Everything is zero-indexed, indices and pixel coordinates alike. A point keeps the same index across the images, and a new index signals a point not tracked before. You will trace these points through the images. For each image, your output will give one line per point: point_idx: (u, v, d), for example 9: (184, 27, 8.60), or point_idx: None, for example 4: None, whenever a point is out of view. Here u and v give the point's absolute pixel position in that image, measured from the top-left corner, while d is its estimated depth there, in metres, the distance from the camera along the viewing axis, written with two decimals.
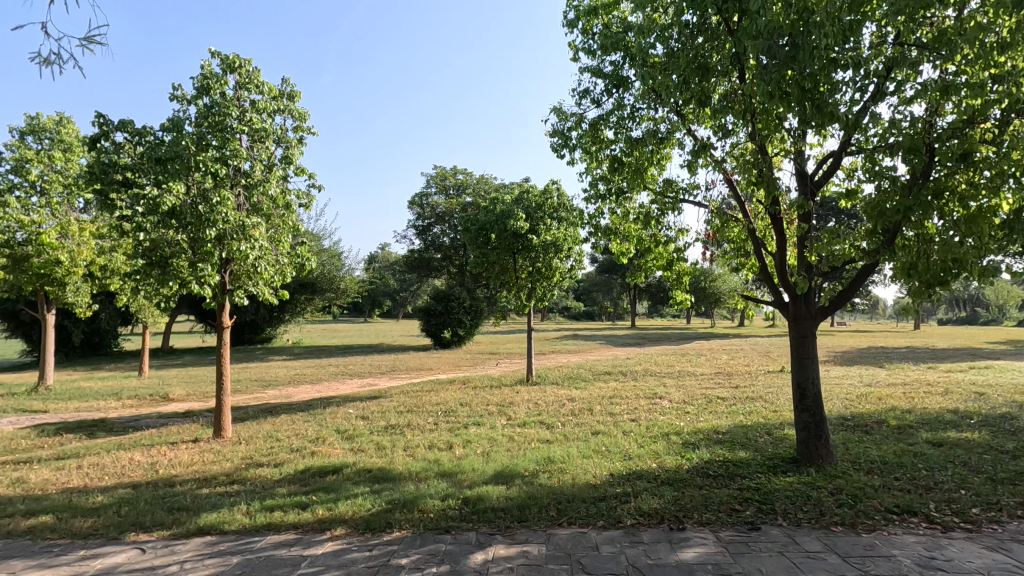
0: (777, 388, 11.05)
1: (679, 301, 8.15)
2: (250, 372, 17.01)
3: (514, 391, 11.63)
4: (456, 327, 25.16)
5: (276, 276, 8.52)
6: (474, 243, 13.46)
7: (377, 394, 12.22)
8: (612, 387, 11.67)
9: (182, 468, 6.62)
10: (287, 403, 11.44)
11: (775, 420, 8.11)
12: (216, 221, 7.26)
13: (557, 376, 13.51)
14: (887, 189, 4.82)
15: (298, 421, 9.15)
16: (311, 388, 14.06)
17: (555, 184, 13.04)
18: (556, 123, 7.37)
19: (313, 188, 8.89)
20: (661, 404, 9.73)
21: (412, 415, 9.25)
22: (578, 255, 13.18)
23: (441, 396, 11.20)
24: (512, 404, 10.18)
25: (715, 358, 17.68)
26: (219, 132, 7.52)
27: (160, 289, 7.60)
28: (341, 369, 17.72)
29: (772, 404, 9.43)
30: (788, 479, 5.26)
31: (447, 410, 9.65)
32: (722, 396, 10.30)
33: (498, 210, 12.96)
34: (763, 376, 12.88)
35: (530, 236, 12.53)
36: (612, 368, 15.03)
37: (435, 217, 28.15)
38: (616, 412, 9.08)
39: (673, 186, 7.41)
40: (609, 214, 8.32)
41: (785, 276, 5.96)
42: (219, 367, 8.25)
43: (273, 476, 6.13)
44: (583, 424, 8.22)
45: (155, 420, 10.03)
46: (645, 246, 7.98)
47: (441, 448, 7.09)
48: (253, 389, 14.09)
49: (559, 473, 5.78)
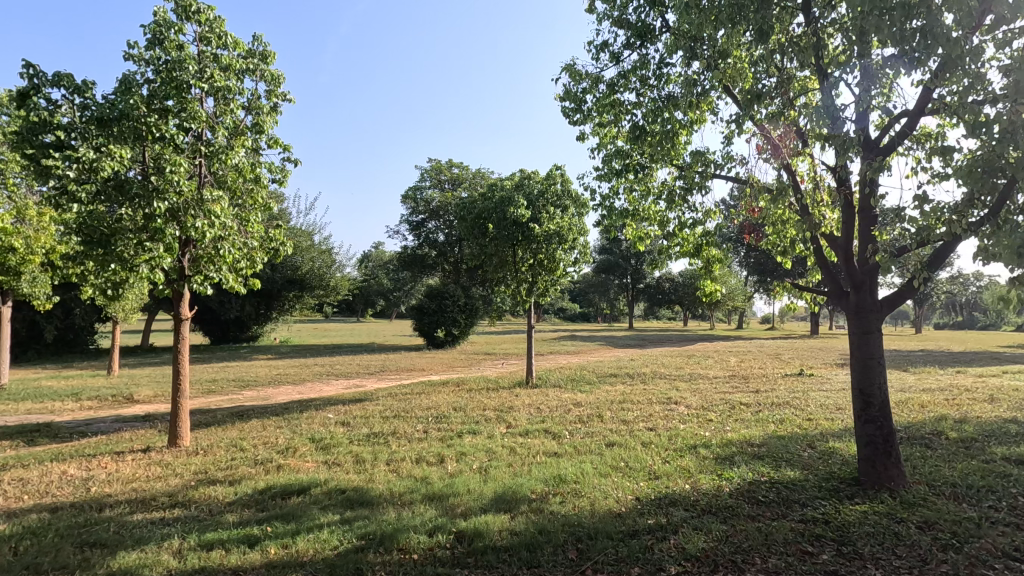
0: (802, 393, 10.06)
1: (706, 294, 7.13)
2: (229, 371, 15.87)
3: (513, 394, 10.60)
4: (451, 326, 24.13)
5: (243, 261, 7.43)
6: (471, 234, 12.42)
7: (363, 396, 11.15)
8: (621, 391, 10.65)
9: (119, 485, 5.54)
10: (262, 406, 10.36)
11: (814, 431, 7.11)
12: (168, 192, 6.16)
13: (559, 378, 12.48)
14: (1002, 142, 3.90)
15: (269, 428, 8.07)
16: (292, 390, 12.97)
17: (559, 168, 12.04)
18: (568, 83, 6.37)
19: (288, 162, 7.83)
20: (678, 410, 8.70)
21: (401, 422, 8.19)
22: (584, 247, 12.17)
23: (433, 399, 10.15)
24: (512, 409, 9.15)
25: (725, 360, 16.73)
26: (175, 91, 6.45)
27: (102, 272, 6.49)
28: (327, 369, 16.62)
29: (803, 411, 8.42)
30: (860, 509, 4.23)
31: (439, 416, 8.58)
32: (745, 401, 9.32)
33: (497, 196, 11.89)
34: (783, 379, 11.90)
35: (532, 225, 11.50)
36: (618, 369, 14.02)
37: (430, 212, 27.12)
38: (629, 419, 8.06)
39: (702, 158, 6.42)
40: (625, 194, 7.34)
41: (849, 258, 4.92)
42: (175, 364, 7.17)
43: (225, 498, 5.06)
44: (593, 433, 7.20)
45: (109, 424, 8.91)
46: (669, 231, 6.89)
47: (431, 462, 6.05)
48: (229, 390, 12.97)
49: (574, 498, 4.75)
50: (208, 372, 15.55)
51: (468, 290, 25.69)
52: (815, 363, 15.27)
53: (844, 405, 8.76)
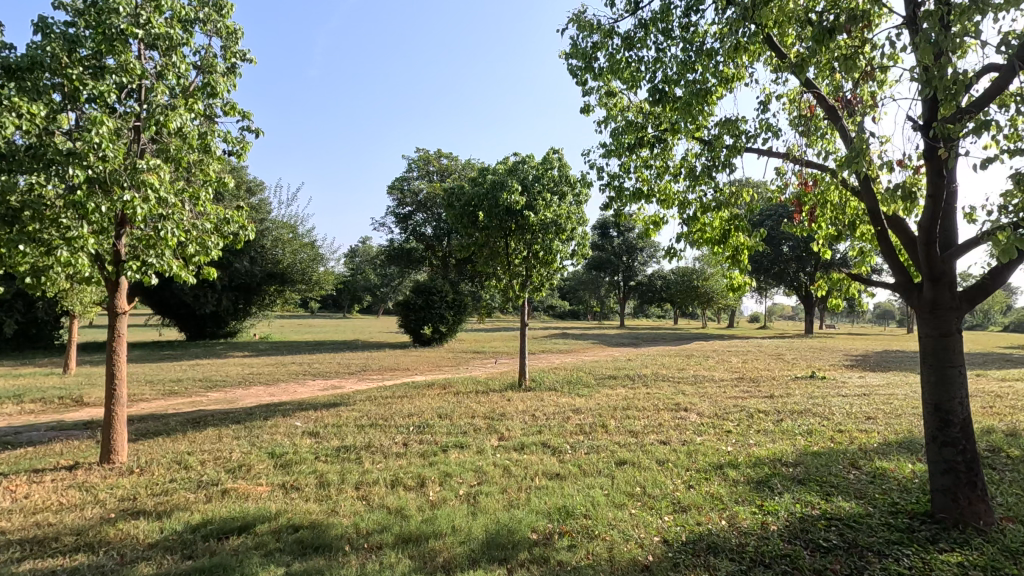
0: (822, 398, 9.17)
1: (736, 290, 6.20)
2: (197, 370, 14.68)
3: (505, 399, 9.60)
4: (438, 323, 23.08)
5: (193, 247, 6.35)
6: (459, 222, 11.38)
7: (339, 400, 10.09)
8: (623, 395, 9.69)
9: (20, 517, 4.48)
10: (224, 411, 9.25)
11: (851, 445, 6.22)
12: (90, 159, 5.05)
13: (554, 380, 11.52)
14: None
15: (226, 438, 7.02)
16: (262, 392, 11.88)
17: (556, 151, 11.05)
18: (577, 37, 5.42)
19: (248, 132, 6.75)
20: (690, 419, 7.76)
21: (377, 432, 7.16)
22: (583, 238, 11.17)
23: (416, 405, 9.11)
24: (504, 416, 8.15)
25: (727, 360, 15.90)
26: (105, 39, 5.36)
27: (15, 257, 5.39)
28: (304, 368, 15.50)
29: (831, 420, 7.53)
30: (956, 561, 3.33)
31: (422, 425, 7.56)
32: (762, 408, 8.42)
33: (489, 181, 10.83)
34: (795, 382, 11.04)
35: (527, 213, 10.49)
36: (617, 371, 13.10)
37: (418, 204, 26.04)
38: (638, 430, 7.09)
39: (736, 127, 5.41)
40: (638, 172, 6.37)
41: (932, 245, 3.92)
42: (110, 366, 6.08)
43: (148, 536, 4.04)
44: (599, 447, 6.26)
45: (43, 432, 7.78)
46: (688, 215, 5.95)
47: (409, 486, 5.06)
48: (193, 391, 11.83)
49: (586, 540, 3.80)
50: (174, 372, 14.36)
51: (457, 285, 24.64)
52: (822, 365, 14.43)
53: (873, 413, 7.86)
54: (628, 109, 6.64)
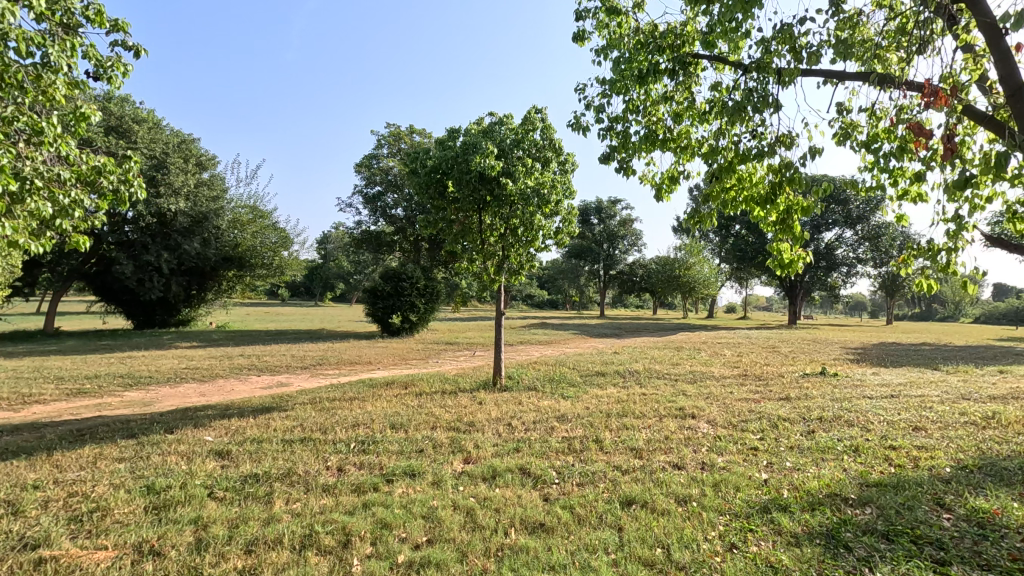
0: (849, 403, 7.81)
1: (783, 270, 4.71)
2: (123, 365, 12.73)
3: (476, 402, 8.02)
4: (408, 312, 21.33)
5: (36, 202, 4.63)
6: (425, 192, 9.66)
7: (276, 403, 8.37)
8: (616, 398, 8.19)
9: None
10: (127, 418, 7.46)
11: (921, 470, 4.80)
12: None
13: (534, 378, 9.97)
14: None
15: (103, 461, 5.32)
16: (193, 392, 10.09)
17: (539, 111, 9.44)
18: None
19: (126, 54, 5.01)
20: (703, 431, 6.29)
21: (305, 452, 5.50)
22: (569, 213, 9.60)
23: (367, 410, 7.47)
24: (473, 426, 6.57)
25: (721, 353, 14.60)
26: None
27: None
28: (252, 362, 13.67)
29: (874, 432, 6.14)
30: None
31: (367, 441, 5.94)
32: (785, 416, 7.02)
33: (460, 142, 9.16)
34: (807, 381, 9.70)
35: (505, 180, 8.87)
36: (604, 366, 11.63)
37: (388, 183, 24.25)
38: (641, 448, 5.58)
39: (793, 39, 3.95)
40: (650, 112, 4.90)
41: None
42: None
43: None
44: (595, 475, 4.74)
45: None
46: (717, 165, 4.45)
47: (328, 550, 3.44)
48: (108, 391, 9.96)
49: None
50: (95, 366, 12.38)
51: (428, 271, 22.90)
52: (826, 360, 13.15)
53: (920, 423, 6.52)
54: (636, 33, 5.14)
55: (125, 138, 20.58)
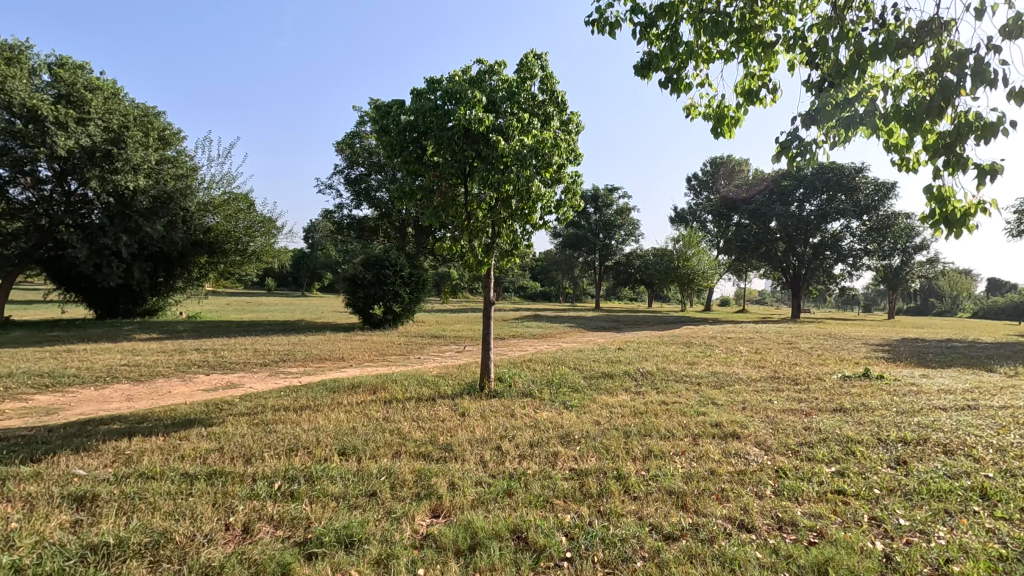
0: (925, 418, 6.23)
1: (947, 227, 3.80)
2: (48, 362, 10.87)
3: (458, 414, 6.36)
4: (391, 303, 19.55)
5: None
6: (396, 154, 7.89)
7: (207, 413, 6.66)
8: (633, 408, 6.57)
9: None
10: (3, 434, 5.72)
11: None
12: None
13: (529, 380, 8.31)
14: None
15: None
16: (117, 396, 8.32)
17: (537, 56, 7.80)
18: None
19: None
20: (761, 462, 4.68)
21: (207, 497, 3.83)
22: (573, 181, 7.93)
23: (316, 426, 5.79)
24: (450, 452, 4.91)
25: (737, 350, 13.02)
26: None
27: None
28: (206, 358, 11.91)
29: (992, 464, 4.55)
30: None
31: (303, 476, 4.27)
32: (858, 437, 5.41)
33: (440, 92, 7.49)
34: (855, 387, 8.11)
35: (497, 137, 7.21)
36: (612, 366, 9.97)
37: (371, 164, 22.44)
38: (683, 492, 3.95)
39: None
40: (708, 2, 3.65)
41: None
42: None
43: None
44: (630, 548, 3.10)
45: None
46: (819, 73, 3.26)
47: None
48: (13, 395, 8.19)
49: None
50: (15, 364, 10.55)
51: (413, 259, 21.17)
52: (857, 359, 11.60)
53: None
54: None
55: (78, 108, 18.67)
